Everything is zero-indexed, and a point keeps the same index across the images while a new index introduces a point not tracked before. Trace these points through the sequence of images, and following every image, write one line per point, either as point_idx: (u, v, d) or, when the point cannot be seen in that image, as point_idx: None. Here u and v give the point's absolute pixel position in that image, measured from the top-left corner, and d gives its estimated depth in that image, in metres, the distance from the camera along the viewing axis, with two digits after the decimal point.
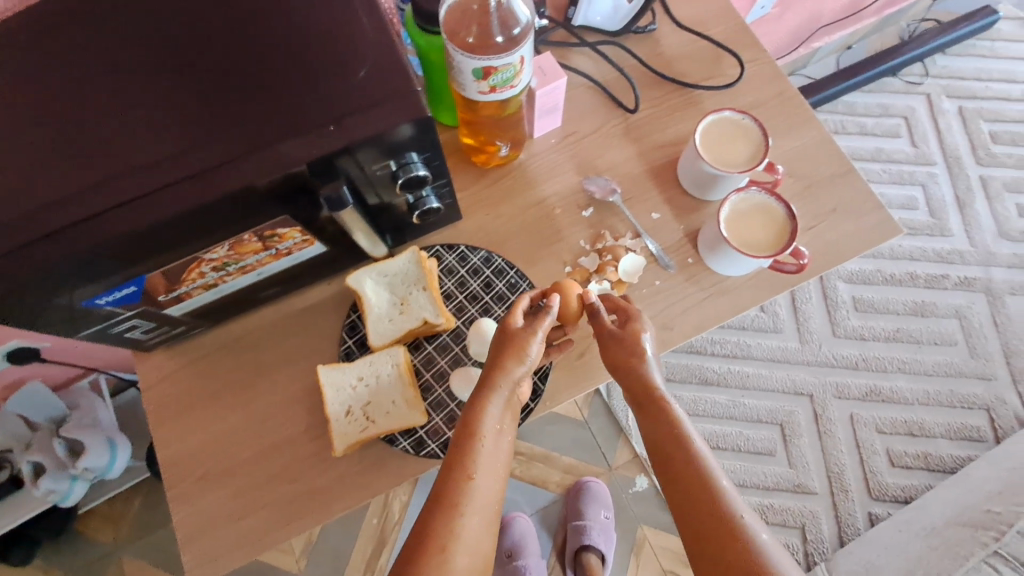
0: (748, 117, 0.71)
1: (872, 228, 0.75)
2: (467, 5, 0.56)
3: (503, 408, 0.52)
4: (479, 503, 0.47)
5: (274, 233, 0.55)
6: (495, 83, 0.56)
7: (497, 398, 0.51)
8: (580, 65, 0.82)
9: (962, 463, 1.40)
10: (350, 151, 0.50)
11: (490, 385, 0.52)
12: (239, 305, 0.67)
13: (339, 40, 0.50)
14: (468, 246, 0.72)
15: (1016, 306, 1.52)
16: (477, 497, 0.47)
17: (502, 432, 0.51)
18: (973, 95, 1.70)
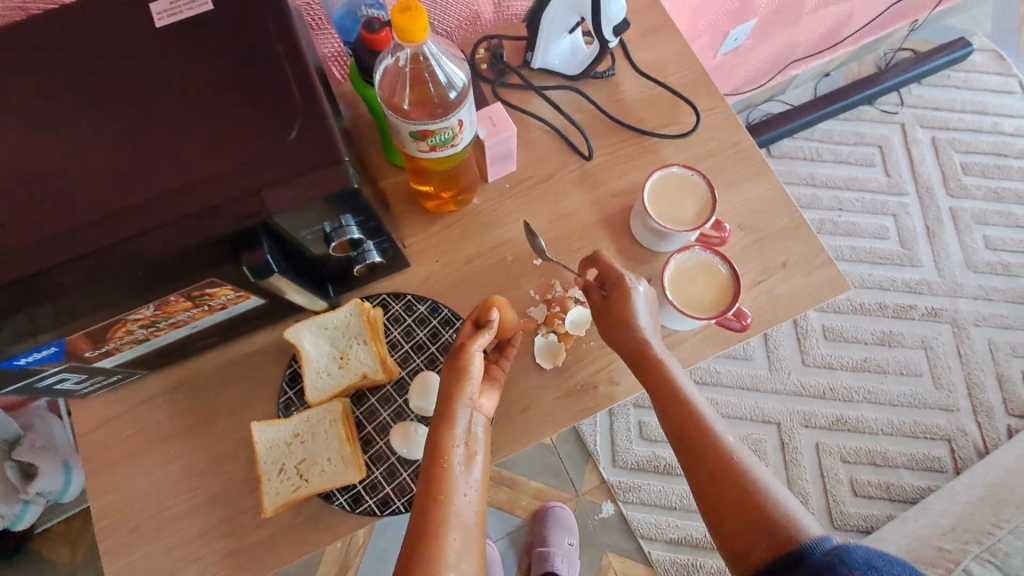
0: (698, 174, 0.72)
1: (821, 282, 0.75)
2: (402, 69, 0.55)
3: (463, 430, 0.57)
4: (458, 518, 0.52)
5: (203, 293, 0.54)
6: (434, 143, 0.56)
7: (457, 422, 0.57)
8: (538, 109, 0.82)
9: (924, 494, 1.37)
10: (276, 218, 0.49)
11: (446, 413, 0.57)
12: (179, 353, 0.66)
13: (268, 106, 0.50)
14: (416, 295, 0.71)
15: (980, 337, 1.50)
16: (455, 511, 0.53)
17: (469, 453, 0.56)
18: (947, 125, 1.70)
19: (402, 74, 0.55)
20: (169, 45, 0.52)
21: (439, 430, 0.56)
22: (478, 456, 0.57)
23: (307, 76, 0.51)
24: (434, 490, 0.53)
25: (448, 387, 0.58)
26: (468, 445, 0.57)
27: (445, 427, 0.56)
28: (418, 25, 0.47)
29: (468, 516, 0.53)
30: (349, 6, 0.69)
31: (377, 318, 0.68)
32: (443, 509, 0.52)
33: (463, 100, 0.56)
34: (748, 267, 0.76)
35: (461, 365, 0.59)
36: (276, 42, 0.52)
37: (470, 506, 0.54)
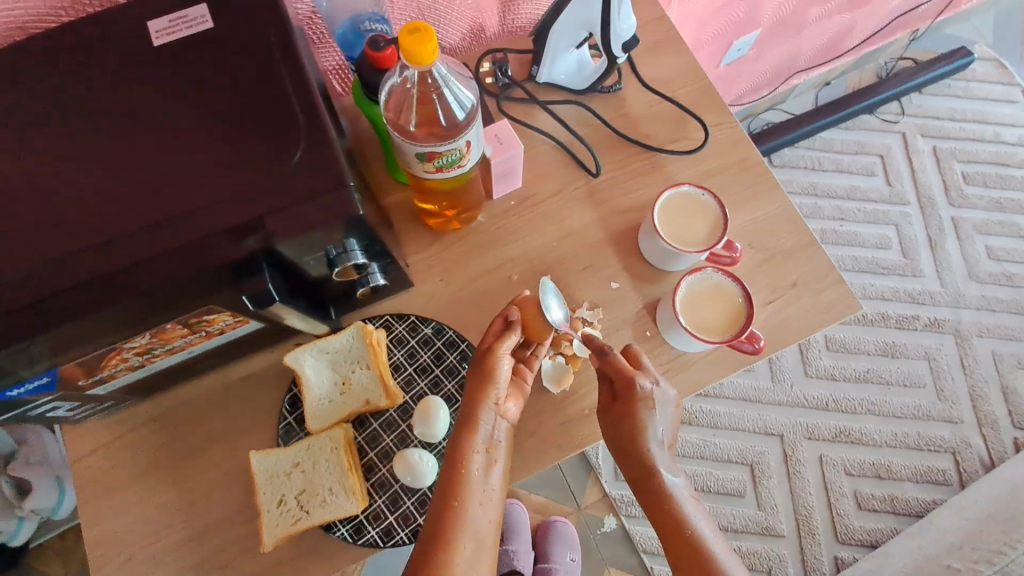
0: (707, 193, 0.71)
1: (833, 302, 0.74)
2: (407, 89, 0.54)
3: (485, 438, 0.59)
4: (471, 526, 0.55)
5: (200, 319, 0.52)
6: (441, 164, 0.54)
7: (479, 429, 0.59)
8: (544, 123, 0.81)
9: (929, 507, 1.35)
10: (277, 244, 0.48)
11: (470, 419, 0.59)
12: (175, 377, 0.64)
13: (270, 128, 0.48)
14: (419, 316, 0.69)
15: (984, 349, 1.49)
16: (468, 520, 0.55)
17: (488, 462, 0.58)
18: (947, 135, 1.69)
19: (410, 94, 0.53)
20: (169, 65, 0.51)
21: (462, 434, 0.58)
22: (497, 465, 0.59)
23: (311, 96, 0.49)
24: (452, 496, 0.56)
25: (473, 392, 0.60)
26: (489, 452, 0.59)
27: (467, 433, 0.58)
28: (428, 47, 0.45)
29: (482, 525, 0.55)
30: (353, 20, 0.68)
31: (380, 341, 0.66)
32: (457, 516, 0.55)
33: (471, 121, 0.54)
34: (758, 287, 0.74)
35: (486, 368, 0.60)
36: (279, 63, 0.50)
37: (487, 515, 0.56)
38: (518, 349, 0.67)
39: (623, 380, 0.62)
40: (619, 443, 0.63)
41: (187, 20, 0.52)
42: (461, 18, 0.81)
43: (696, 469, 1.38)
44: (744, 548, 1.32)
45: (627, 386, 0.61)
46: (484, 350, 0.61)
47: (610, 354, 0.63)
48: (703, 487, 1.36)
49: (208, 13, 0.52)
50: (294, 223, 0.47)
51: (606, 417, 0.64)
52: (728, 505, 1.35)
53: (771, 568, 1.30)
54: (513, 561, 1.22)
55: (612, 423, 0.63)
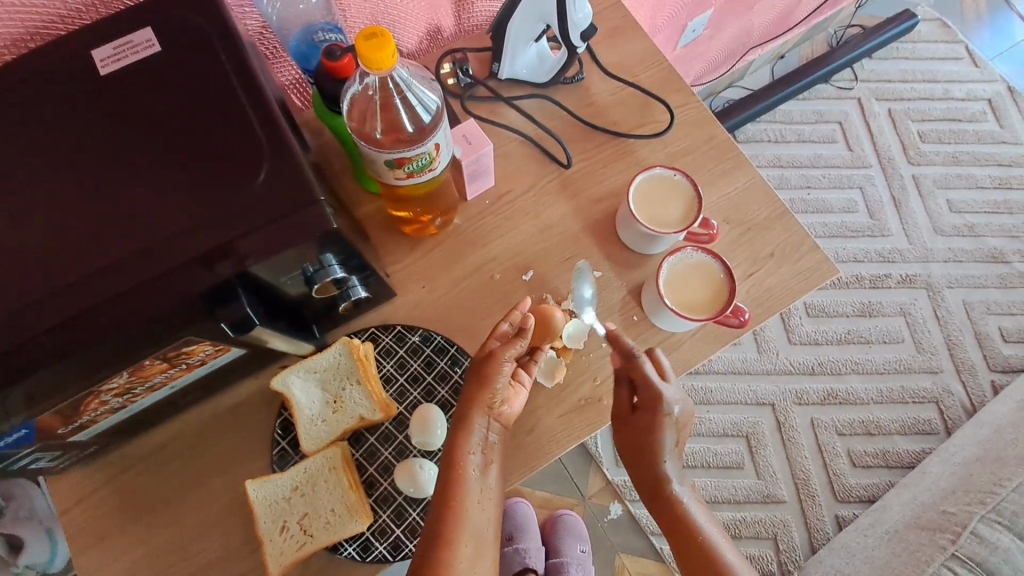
0: (680, 173, 0.71)
1: (811, 269, 0.75)
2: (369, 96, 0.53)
3: (481, 440, 0.59)
4: (472, 527, 0.55)
5: (179, 352, 0.50)
6: (412, 170, 0.53)
7: (474, 432, 0.59)
8: (510, 120, 0.80)
9: (919, 458, 1.40)
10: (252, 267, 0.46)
11: (465, 423, 0.59)
12: (159, 414, 0.62)
13: (232, 150, 0.47)
14: (406, 325, 0.68)
15: (955, 299, 1.54)
16: (469, 522, 0.55)
17: (485, 463, 0.58)
18: (900, 97, 1.74)
19: (372, 101, 0.53)
20: (119, 94, 0.49)
21: (459, 438, 0.58)
22: (492, 467, 0.59)
23: (272, 114, 0.48)
24: (452, 499, 0.55)
25: (471, 395, 0.59)
26: (485, 454, 0.59)
27: (464, 437, 0.58)
28: (385, 51, 0.44)
29: (482, 526, 0.56)
30: (304, 32, 0.67)
31: (367, 354, 0.65)
32: (459, 519, 0.54)
33: (439, 122, 0.54)
34: (737, 261, 0.75)
35: (487, 371, 0.60)
36: (235, 83, 0.49)
37: (486, 515, 0.57)
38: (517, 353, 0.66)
39: (652, 390, 0.63)
40: (638, 449, 0.66)
41: (132, 46, 0.50)
42: (416, 20, 0.80)
43: (693, 447, 1.39)
44: (748, 518, 1.34)
45: (652, 393, 0.63)
46: (486, 354, 0.61)
47: (641, 361, 0.63)
48: (702, 464, 1.37)
49: (155, 36, 0.51)
50: (266, 245, 0.45)
51: (623, 423, 0.66)
52: (728, 478, 1.37)
53: (776, 535, 1.32)
54: (525, 559, 1.23)
55: (637, 428, 0.65)
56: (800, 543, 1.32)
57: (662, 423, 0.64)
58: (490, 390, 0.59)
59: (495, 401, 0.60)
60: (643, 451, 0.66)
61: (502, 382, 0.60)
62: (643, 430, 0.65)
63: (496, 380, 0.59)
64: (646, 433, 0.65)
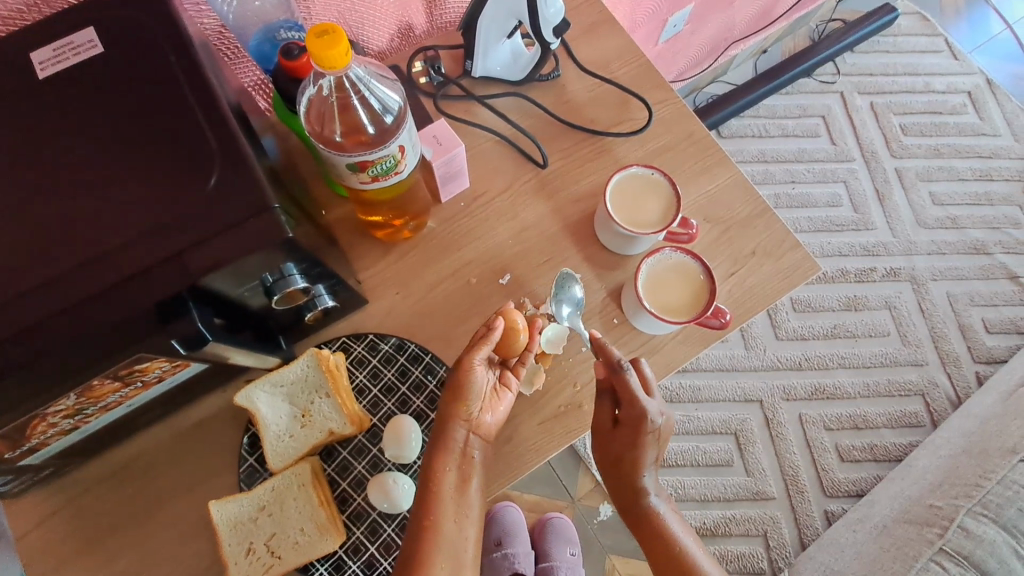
0: (657, 172, 0.70)
1: (793, 267, 0.74)
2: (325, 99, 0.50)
3: (458, 457, 0.58)
4: (449, 547, 0.55)
5: (132, 371, 0.47)
6: (376, 173, 0.51)
7: (451, 450, 0.57)
8: (485, 119, 0.78)
9: (906, 451, 1.40)
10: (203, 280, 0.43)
11: (440, 441, 0.58)
12: (119, 432, 0.59)
13: (181, 156, 0.45)
14: (378, 334, 0.66)
15: (939, 291, 1.54)
16: (446, 542, 0.55)
17: (462, 478, 0.58)
18: (882, 90, 1.74)
19: (330, 103, 0.50)
20: (60, 99, 0.46)
21: (434, 455, 0.57)
22: (472, 484, 0.58)
23: (224, 118, 0.46)
24: (429, 521, 0.55)
25: (446, 410, 0.58)
26: (464, 470, 0.58)
27: (440, 455, 0.57)
28: (338, 50, 0.42)
29: (460, 545, 0.55)
30: (265, 31, 0.64)
31: (338, 365, 0.62)
32: (434, 540, 0.54)
33: (403, 122, 0.51)
34: (719, 260, 0.74)
35: (462, 380, 0.58)
36: (183, 86, 0.47)
37: (463, 535, 0.56)
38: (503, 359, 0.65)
39: (635, 407, 0.62)
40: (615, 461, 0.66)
41: (74, 47, 0.47)
42: (386, 19, 0.79)
43: (682, 445, 1.38)
44: (738, 515, 1.33)
45: (634, 412, 0.62)
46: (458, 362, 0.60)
47: (624, 374, 0.61)
48: (691, 462, 1.37)
49: (98, 37, 0.48)
50: (215, 254, 0.43)
51: (604, 436, 0.65)
52: (717, 476, 1.36)
53: (766, 532, 1.32)
54: (513, 564, 1.21)
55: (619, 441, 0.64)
56: (790, 539, 1.32)
57: (645, 439, 0.64)
58: (465, 405, 0.58)
59: (471, 412, 0.58)
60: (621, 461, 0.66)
61: (478, 390, 0.59)
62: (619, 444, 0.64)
63: (471, 389, 0.58)
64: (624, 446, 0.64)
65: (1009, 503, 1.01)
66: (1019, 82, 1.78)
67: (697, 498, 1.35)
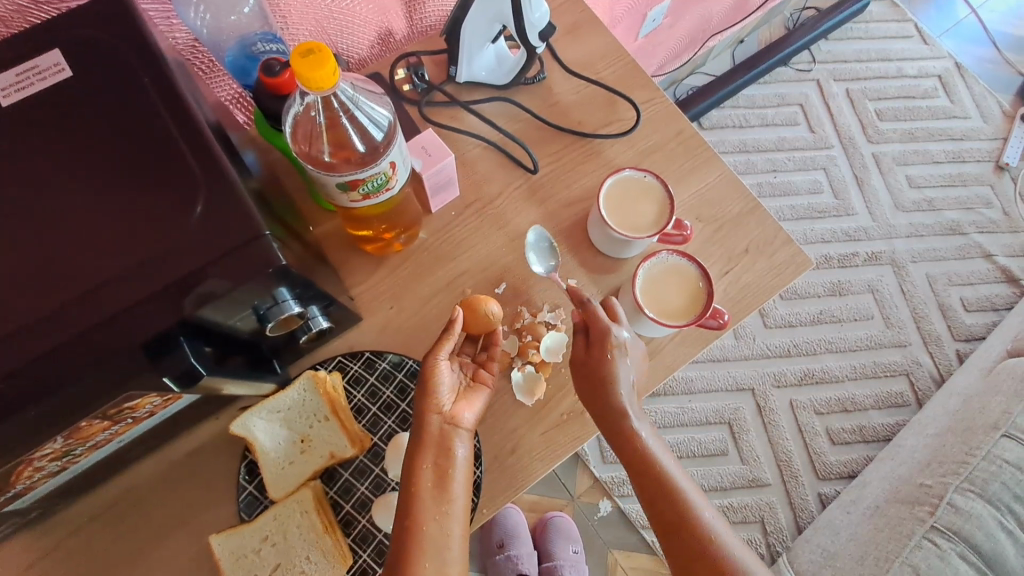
0: (650, 175, 0.69)
1: (786, 263, 0.74)
2: (308, 113, 0.48)
3: (437, 450, 0.54)
4: (436, 543, 0.49)
5: (121, 408, 0.45)
6: (367, 191, 0.49)
7: (428, 443, 0.53)
8: (472, 125, 0.77)
9: (894, 431, 1.43)
10: None
11: (416, 434, 0.54)
12: (111, 466, 0.57)
13: (164, 186, 0.43)
14: (374, 351, 0.65)
15: (918, 273, 1.57)
16: (432, 538, 0.50)
17: (442, 472, 0.53)
18: (856, 77, 1.77)
19: (313, 120, 0.49)
20: (28, 129, 0.44)
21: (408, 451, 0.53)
22: (456, 476, 0.53)
23: (208, 145, 0.44)
24: (407, 519, 0.50)
25: (418, 399, 0.55)
26: (442, 465, 0.53)
27: (417, 449, 0.53)
28: (326, 68, 0.40)
29: (446, 543, 0.50)
30: (241, 43, 0.63)
31: (335, 386, 0.61)
32: (415, 538, 0.49)
33: (393, 135, 0.50)
34: (712, 259, 0.73)
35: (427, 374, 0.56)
36: (161, 110, 0.45)
37: (449, 531, 0.50)
38: (473, 352, 0.65)
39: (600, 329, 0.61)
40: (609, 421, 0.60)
41: (39, 71, 0.45)
42: (363, 24, 0.77)
43: (678, 437, 1.39)
44: (735, 503, 1.35)
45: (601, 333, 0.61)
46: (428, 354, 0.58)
47: (591, 305, 0.62)
48: (688, 453, 1.38)
49: (65, 60, 0.46)
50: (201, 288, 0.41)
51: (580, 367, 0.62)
52: (713, 466, 1.38)
53: (763, 518, 1.34)
54: (517, 565, 1.23)
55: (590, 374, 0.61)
56: (786, 524, 1.34)
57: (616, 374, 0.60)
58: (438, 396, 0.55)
59: (444, 403, 0.55)
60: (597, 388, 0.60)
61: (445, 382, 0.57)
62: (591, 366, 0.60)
63: (436, 377, 0.56)
64: (589, 360, 0.61)
65: (994, 478, 1.05)
66: (986, 66, 1.82)
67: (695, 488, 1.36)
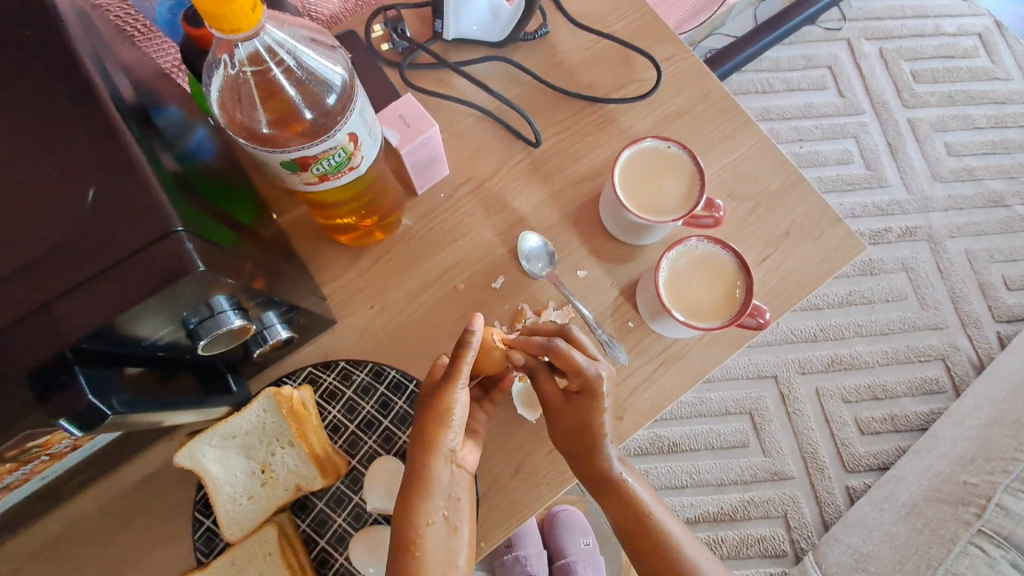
0: (675, 145, 0.58)
1: (833, 248, 0.62)
2: (236, 78, 0.38)
3: (444, 498, 0.45)
4: None
5: (25, 448, 0.37)
6: (323, 171, 0.39)
7: (436, 489, 0.44)
8: (464, 91, 0.66)
9: (930, 420, 1.29)
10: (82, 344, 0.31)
11: (418, 475, 0.45)
12: (44, 501, 0.48)
13: (48, 169, 0.32)
14: (351, 360, 0.56)
15: (957, 249, 1.43)
16: None
17: (450, 528, 0.44)
18: (890, 35, 1.60)
19: (244, 82, 0.38)
20: None
21: (411, 502, 0.43)
22: (463, 529, 0.45)
23: (106, 116, 0.34)
24: None
25: (420, 431, 0.45)
26: (451, 519, 0.44)
27: (421, 500, 0.44)
28: (238, 4, 0.29)
29: None
30: None
31: (304, 403, 0.52)
32: None
33: (352, 93, 0.39)
34: (747, 244, 0.63)
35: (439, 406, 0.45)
36: (49, 74, 0.35)
37: None
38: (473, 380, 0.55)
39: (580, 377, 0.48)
40: (597, 477, 0.53)
41: None
42: None
43: (695, 428, 1.26)
44: (757, 497, 1.21)
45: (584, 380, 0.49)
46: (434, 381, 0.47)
47: (573, 333, 0.51)
48: (706, 446, 1.24)
49: None
50: (87, 306, 0.30)
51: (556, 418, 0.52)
52: (733, 459, 1.24)
53: (786, 512, 1.21)
54: (526, 567, 1.12)
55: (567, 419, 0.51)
56: (812, 519, 1.21)
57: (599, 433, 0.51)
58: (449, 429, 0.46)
59: (454, 441, 0.46)
60: (584, 439, 0.51)
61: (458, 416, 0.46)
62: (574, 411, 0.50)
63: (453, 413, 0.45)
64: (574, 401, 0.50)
65: None
66: None
67: (715, 482, 1.23)
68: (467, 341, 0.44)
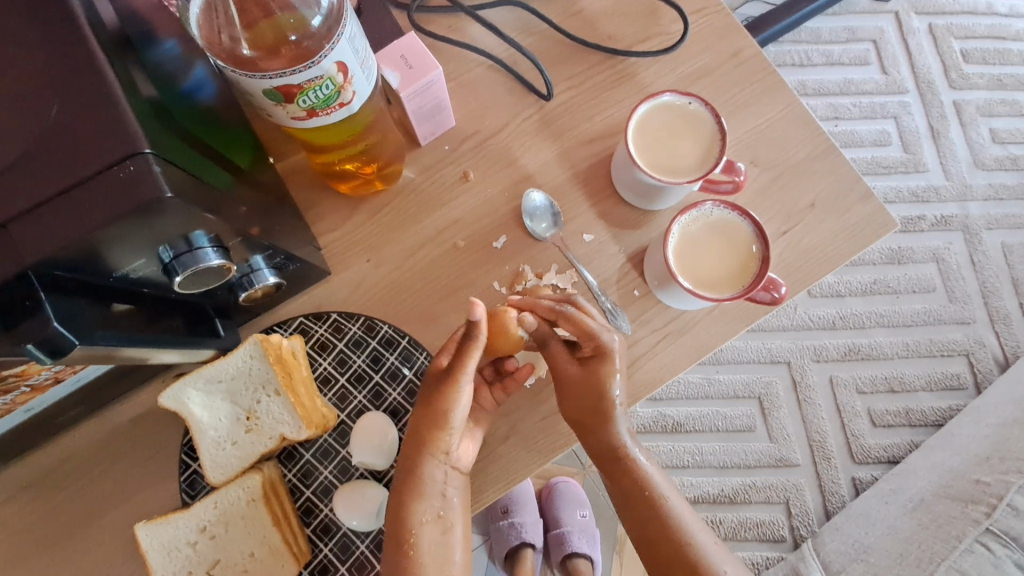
0: (696, 101, 0.54)
1: (859, 225, 0.58)
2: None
3: (438, 492, 0.48)
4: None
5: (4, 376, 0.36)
6: (311, 104, 0.37)
7: (430, 483, 0.48)
8: (476, 38, 0.62)
9: (947, 416, 1.24)
10: (48, 264, 0.30)
11: (414, 473, 0.48)
12: (32, 434, 0.48)
13: (19, 87, 0.32)
14: (344, 312, 0.54)
15: (993, 242, 1.35)
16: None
17: (444, 516, 0.48)
18: (942, 10, 1.49)
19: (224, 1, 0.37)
20: None
21: (408, 495, 0.48)
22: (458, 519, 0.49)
23: (77, 31, 0.32)
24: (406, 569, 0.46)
25: (417, 430, 0.49)
26: (446, 508, 0.49)
27: (417, 491, 0.48)
28: None
29: None
30: None
31: (294, 352, 0.51)
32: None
33: (338, 17, 0.36)
34: (767, 215, 0.59)
35: (438, 407, 0.48)
36: None
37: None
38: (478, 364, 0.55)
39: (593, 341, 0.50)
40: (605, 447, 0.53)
41: None
42: None
43: (700, 409, 1.23)
44: (758, 483, 1.19)
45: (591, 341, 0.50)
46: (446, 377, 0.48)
47: (573, 313, 0.50)
48: (710, 428, 1.22)
49: None
50: (55, 227, 0.30)
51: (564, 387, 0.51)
52: (737, 443, 1.22)
53: (788, 499, 1.18)
54: (520, 534, 1.12)
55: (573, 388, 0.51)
56: (814, 507, 1.18)
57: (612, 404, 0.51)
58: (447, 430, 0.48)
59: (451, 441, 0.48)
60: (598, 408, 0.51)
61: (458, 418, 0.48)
62: (587, 382, 0.50)
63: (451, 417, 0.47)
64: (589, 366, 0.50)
65: None
66: None
67: (716, 465, 1.21)
68: (473, 334, 0.45)
